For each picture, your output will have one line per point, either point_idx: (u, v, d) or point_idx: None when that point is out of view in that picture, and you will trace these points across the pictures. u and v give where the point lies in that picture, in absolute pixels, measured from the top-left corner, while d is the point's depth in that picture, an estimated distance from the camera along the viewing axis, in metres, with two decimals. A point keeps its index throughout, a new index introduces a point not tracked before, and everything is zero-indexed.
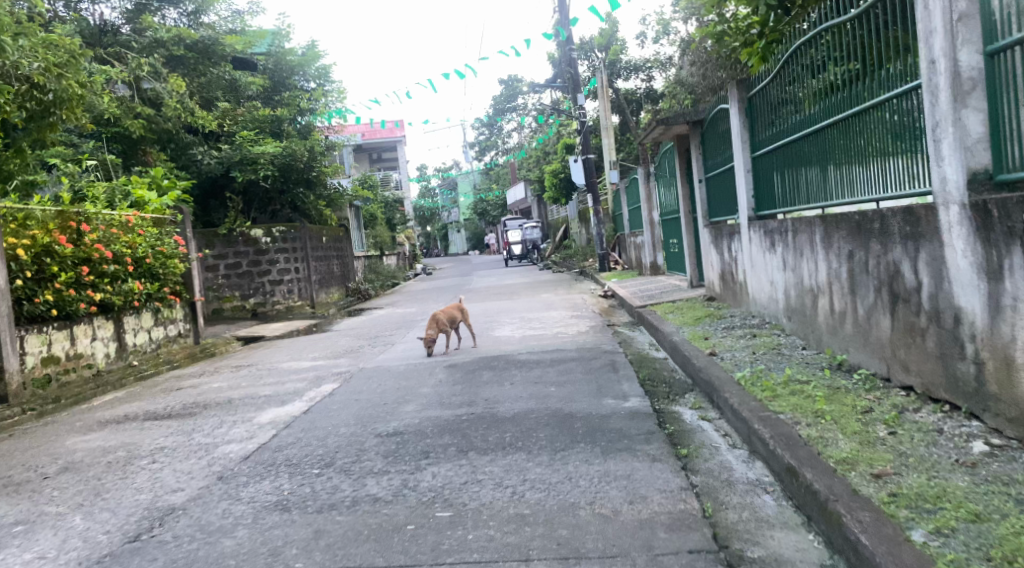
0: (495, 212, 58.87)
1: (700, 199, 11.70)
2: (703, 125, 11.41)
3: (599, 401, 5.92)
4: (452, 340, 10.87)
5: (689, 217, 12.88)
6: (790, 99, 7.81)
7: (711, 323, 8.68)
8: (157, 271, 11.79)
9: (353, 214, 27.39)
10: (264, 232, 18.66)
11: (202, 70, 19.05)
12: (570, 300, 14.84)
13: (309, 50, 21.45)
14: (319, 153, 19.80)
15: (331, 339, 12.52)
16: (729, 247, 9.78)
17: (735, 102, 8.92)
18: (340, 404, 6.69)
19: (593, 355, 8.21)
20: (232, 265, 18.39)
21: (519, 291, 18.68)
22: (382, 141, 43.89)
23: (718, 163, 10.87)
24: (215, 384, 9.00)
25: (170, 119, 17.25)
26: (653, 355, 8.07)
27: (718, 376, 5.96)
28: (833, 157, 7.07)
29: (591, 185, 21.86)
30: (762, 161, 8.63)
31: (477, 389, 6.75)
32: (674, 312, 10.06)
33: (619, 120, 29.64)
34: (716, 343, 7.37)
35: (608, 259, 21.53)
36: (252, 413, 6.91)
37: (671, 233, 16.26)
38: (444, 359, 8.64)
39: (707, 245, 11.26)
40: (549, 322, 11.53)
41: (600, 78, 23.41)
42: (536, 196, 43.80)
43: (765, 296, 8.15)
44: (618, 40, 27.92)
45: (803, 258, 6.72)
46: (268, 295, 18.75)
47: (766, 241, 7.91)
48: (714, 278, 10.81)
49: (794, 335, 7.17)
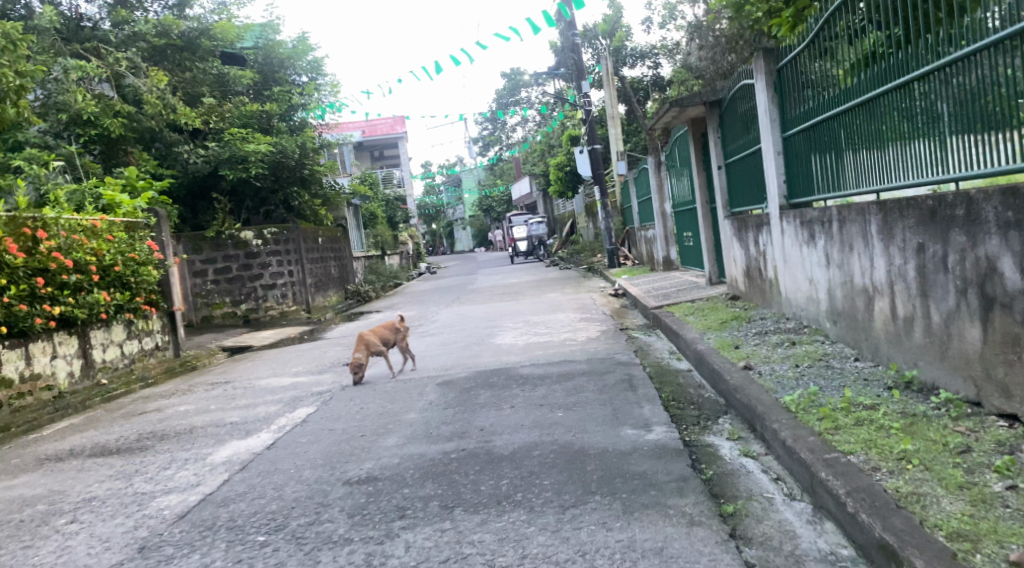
0: (500, 209, 57.77)
1: (720, 188, 10.66)
2: (722, 107, 10.37)
3: (617, 432, 4.90)
4: (449, 347, 9.83)
5: (706, 208, 11.84)
6: (823, 71, 6.74)
7: (739, 328, 7.64)
8: (128, 279, 10.71)
9: (351, 213, 26.44)
10: (255, 234, 17.68)
11: (187, 65, 18.03)
12: (578, 300, 13.84)
13: (301, 41, 20.33)
14: (310, 148, 18.79)
15: (320, 350, 11.48)
16: (755, 240, 8.74)
17: (759, 77, 7.86)
18: (311, 437, 5.69)
19: (606, 367, 7.19)
20: (222, 269, 17.34)
21: (525, 290, 17.67)
22: (382, 138, 42.88)
23: (742, 148, 9.83)
24: (182, 407, 7.95)
25: (153, 117, 16.14)
26: (674, 367, 7.04)
27: (760, 399, 4.94)
28: (874, 137, 6.01)
29: (599, 177, 20.83)
30: (792, 144, 7.55)
31: (471, 415, 5.74)
32: (694, 314, 9.03)
33: (625, 110, 28.62)
34: (749, 354, 6.34)
35: (616, 254, 20.53)
36: (209, 447, 5.90)
37: (685, 225, 15.21)
38: (438, 374, 7.63)
39: (729, 238, 10.21)
40: (556, 326, 10.52)
41: (606, 65, 22.36)
42: (541, 191, 42.80)
43: (802, 296, 7.10)
44: (623, 26, 26.91)
45: (853, 252, 5.69)
46: (260, 301, 17.75)
47: (802, 233, 6.87)
48: (738, 274, 9.77)
49: (841, 344, 6.14)
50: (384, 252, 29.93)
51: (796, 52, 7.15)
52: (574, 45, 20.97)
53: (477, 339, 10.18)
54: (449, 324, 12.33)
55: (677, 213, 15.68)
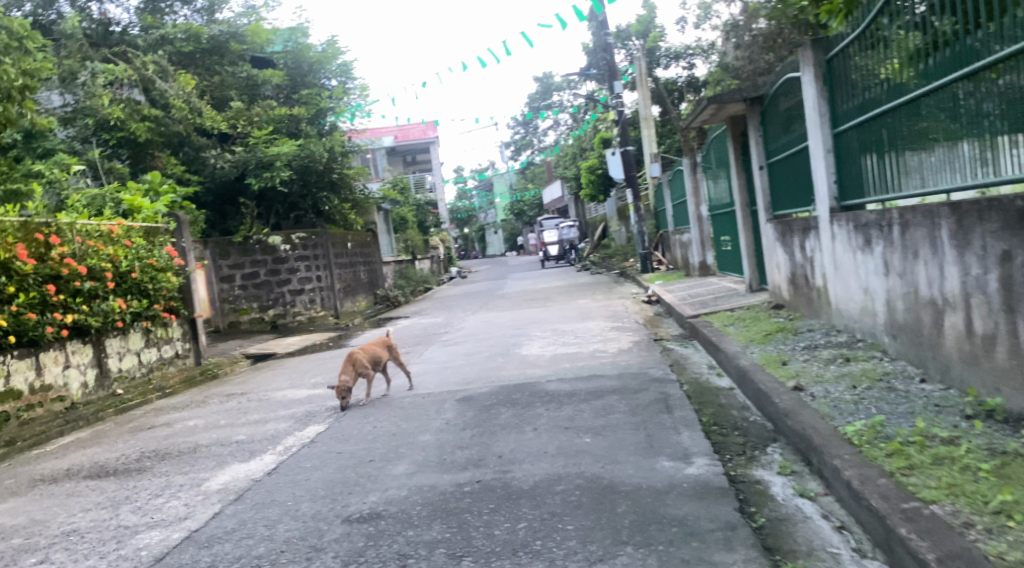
0: (533, 213, 57.15)
1: (761, 189, 10.02)
2: (764, 103, 9.73)
3: (652, 463, 4.35)
4: (473, 358, 9.31)
5: (746, 211, 11.20)
6: (875, 61, 6.12)
7: (784, 342, 7.03)
8: (145, 286, 10.29)
9: (381, 216, 26.05)
10: (283, 239, 17.32)
11: (215, 69, 17.78)
12: (611, 307, 13.26)
13: (329, 45, 19.82)
14: (338, 152, 18.38)
15: (342, 358, 11.01)
16: (802, 245, 8.11)
17: (806, 70, 7.23)
18: (316, 461, 5.20)
19: (640, 383, 6.62)
20: (250, 274, 17.02)
21: (557, 296, 17.12)
22: (414, 142, 42.57)
23: (785, 145, 9.19)
24: (192, 421, 7.50)
25: (179, 121, 15.65)
26: (715, 386, 6.45)
27: (815, 426, 4.37)
28: (935, 134, 5.39)
29: (634, 180, 20.20)
30: (842, 141, 6.92)
31: (490, 439, 5.21)
32: (735, 325, 8.43)
33: (660, 111, 27.90)
34: (799, 373, 5.74)
35: (651, 258, 19.88)
36: (210, 468, 5.43)
37: (723, 229, 14.55)
38: (458, 390, 7.11)
39: (771, 243, 9.58)
40: (586, 336, 9.95)
41: (639, 66, 21.71)
42: (574, 194, 42.13)
43: (856, 307, 6.48)
44: (657, 26, 26.23)
45: (918, 260, 5.07)
46: (288, 306, 17.44)
47: (857, 237, 6.25)
48: (782, 282, 9.13)
49: (902, 362, 5.52)
50: (415, 257, 29.52)
51: (848, 41, 6.51)
52: (608, 44, 20.34)
53: (504, 350, 9.64)
54: (476, 333, 11.80)
55: (715, 216, 15.02)
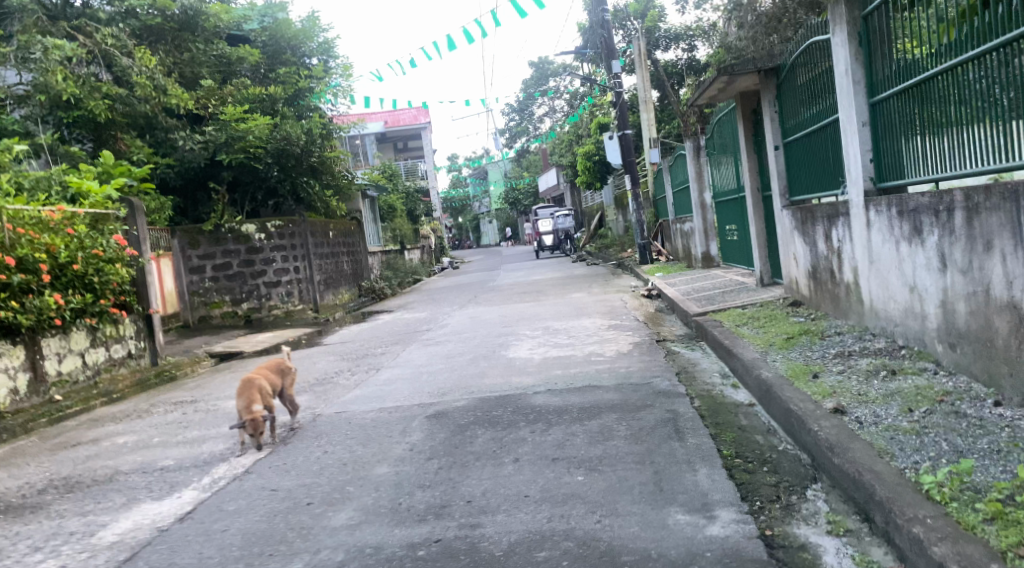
0: (527, 202, 56.10)
1: (776, 172, 8.98)
2: (781, 75, 8.68)
3: (663, 519, 3.37)
4: (454, 361, 8.31)
5: (756, 197, 10.20)
6: (923, 16, 5.14)
7: (812, 348, 6.02)
8: (90, 279, 9.26)
9: (366, 204, 24.97)
10: (258, 228, 16.35)
11: (185, 46, 16.62)
12: (608, 301, 12.29)
13: (309, 21, 18.85)
14: (318, 135, 17.34)
15: (312, 358, 9.99)
16: (826, 233, 7.12)
17: (837, 31, 6.20)
18: (246, 501, 4.20)
19: (644, 397, 5.63)
20: (221, 265, 15.99)
21: (550, 289, 16.14)
22: (405, 129, 41.41)
23: (806, 121, 8.15)
24: (123, 437, 6.46)
25: (145, 102, 14.73)
26: (732, 402, 5.44)
27: (874, 467, 3.39)
28: (1006, 101, 4.43)
29: (632, 166, 19.18)
30: (881, 113, 5.90)
31: (461, 474, 4.23)
32: (750, 326, 7.43)
33: (658, 96, 26.87)
34: (836, 390, 4.74)
35: (649, 249, 18.89)
36: (117, 506, 4.41)
37: (729, 218, 13.54)
38: (431, 404, 6.11)
39: (787, 233, 8.59)
40: (581, 336, 8.94)
41: (638, 45, 20.67)
42: (569, 182, 41.09)
43: (900, 308, 5.49)
44: (657, 6, 25.25)
45: (993, 254, 4.09)
46: (263, 300, 16.42)
47: (902, 225, 5.25)
48: (801, 277, 8.15)
49: (963, 377, 4.54)
50: (405, 246, 28.45)
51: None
52: (604, 21, 19.28)
53: (489, 352, 8.61)
54: (461, 331, 10.77)
55: (720, 204, 14.01)
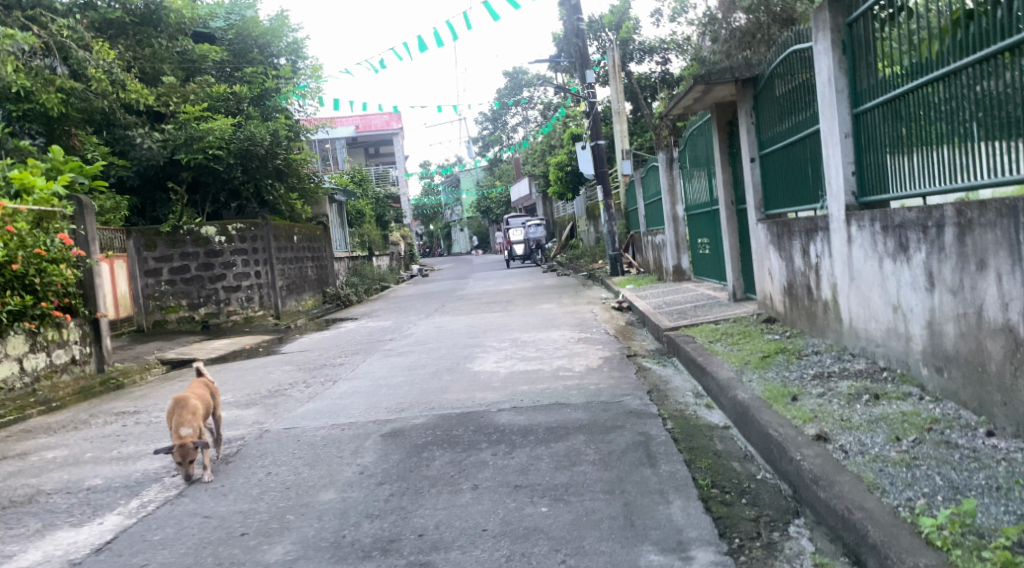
0: (499, 211, 55.77)
1: (751, 185, 8.75)
2: (759, 85, 8.45)
3: (633, 560, 3.05)
4: (415, 374, 7.93)
5: (731, 210, 9.96)
6: (909, 25, 4.91)
7: (789, 368, 5.75)
8: (31, 280, 8.75)
9: (334, 209, 24.47)
10: (218, 230, 15.85)
11: (147, 41, 16.05)
12: (577, 313, 12.00)
13: (277, 19, 18.38)
14: (283, 137, 16.88)
15: (267, 367, 9.55)
16: (803, 248, 6.89)
17: (820, 39, 5.96)
18: (175, 530, 3.80)
19: (614, 418, 5.33)
20: (178, 269, 15.42)
21: (519, 299, 15.82)
22: (376, 134, 40.96)
23: (784, 133, 7.92)
24: (53, 451, 5.99)
25: (102, 98, 14.24)
26: (707, 425, 5.14)
27: (865, 503, 3.11)
28: (999, 114, 4.20)
29: (604, 177, 18.95)
30: (862, 126, 5.68)
31: (415, 502, 3.88)
32: (724, 343, 7.17)
33: (631, 108, 26.77)
34: (818, 415, 4.46)
35: (621, 261, 18.68)
36: (29, 532, 3.98)
37: (701, 232, 13.31)
38: (388, 422, 5.74)
39: (762, 247, 8.36)
40: (548, 350, 8.62)
41: (612, 57, 20.52)
42: (540, 192, 40.89)
43: (881, 328, 5.25)
44: (631, 18, 25.19)
45: (986, 274, 3.85)
46: (221, 305, 15.92)
47: (886, 241, 5.01)
48: (776, 293, 7.91)
49: (951, 403, 4.29)
50: (372, 252, 27.94)
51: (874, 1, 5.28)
52: (579, 30, 19.07)
53: (452, 365, 8.24)
54: (424, 341, 10.38)
55: (692, 217, 13.80)
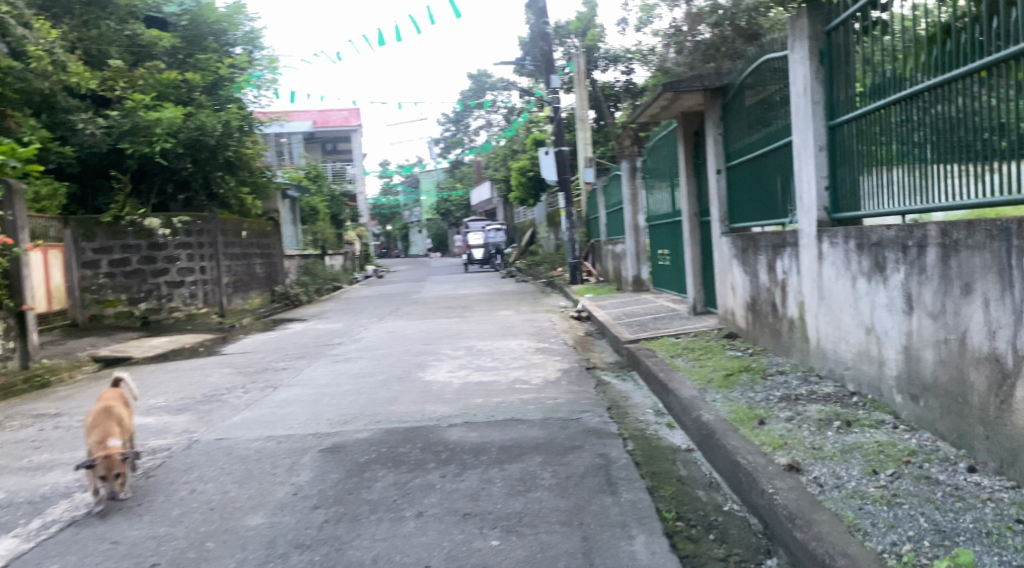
0: (458, 214, 55.23)
1: (716, 197, 8.52)
2: (729, 95, 8.23)
3: None
4: (362, 382, 7.52)
5: (693, 222, 9.75)
6: (893, 33, 4.64)
7: (754, 388, 5.50)
8: None
9: (288, 205, 23.83)
10: (162, 222, 15.17)
11: (93, 22, 15.39)
12: (535, 321, 11.68)
13: (234, 5, 17.62)
14: (235, 129, 16.24)
15: (206, 369, 9.04)
16: (769, 263, 6.67)
17: (796, 47, 5.74)
18: (78, 558, 3.38)
19: (571, 437, 5.02)
20: (119, 261, 14.73)
21: (475, 305, 15.44)
22: (335, 131, 40.19)
23: (753, 145, 7.70)
24: None
25: (42, 79, 13.44)
26: (669, 447, 4.86)
27: (846, 548, 2.84)
28: (993, 132, 3.88)
29: (565, 184, 18.72)
30: (836, 139, 5.46)
31: (352, 531, 3.53)
32: (685, 358, 6.92)
33: (594, 116, 26.58)
34: (788, 441, 4.20)
35: (579, 269, 18.43)
36: None
37: (661, 243, 13.13)
38: (329, 435, 5.34)
39: (726, 261, 8.14)
40: (503, 360, 8.28)
41: (577, 63, 20.28)
42: (500, 196, 40.59)
43: (852, 350, 5.03)
44: (597, 25, 25.01)
45: (971, 298, 3.63)
46: (163, 300, 15.26)
47: (861, 259, 4.79)
48: (739, 308, 7.70)
49: (926, 433, 4.07)
50: (327, 251, 27.32)
51: (854, 10, 5.06)
52: (545, 34, 18.83)
53: (403, 373, 7.84)
54: (375, 346, 9.97)
55: (653, 228, 13.61)
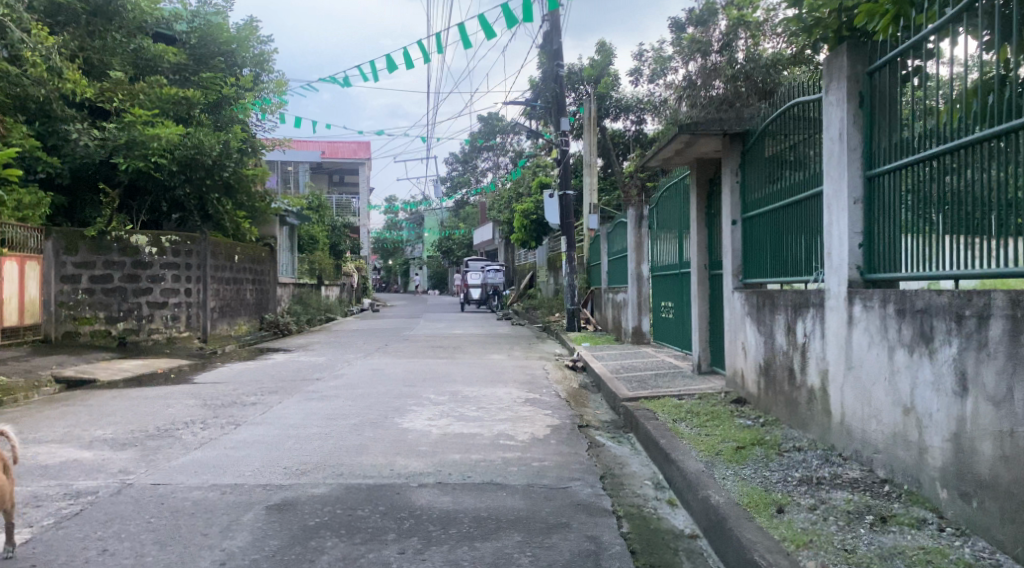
0: (460, 253, 54.72)
1: (730, 249, 7.91)
2: (749, 141, 7.66)
3: None
4: (330, 426, 6.83)
5: (702, 274, 9.14)
6: (941, 85, 4.24)
7: (768, 466, 4.85)
8: None
9: (284, 232, 23.29)
10: (150, 240, 14.65)
11: (99, 32, 14.89)
12: (528, 369, 11.02)
13: (245, 26, 17.34)
14: (235, 150, 15.74)
15: (169, 399, 8.36)
16: (788, 323, 6.05)
17: (832, 88, 5.16)
18: None
19: (556, 511, 4.35)
20: (100, 277, 14.15)
21: (467, 346, 14.78)
22: (342, 162, 39.95)
23: (774, 196, 7.10)
24: None
25: (38, 86, 12.93)
26: (670, 532, 4.19)
27: None
28: (1002, 208, 3.73)
29: (568, 228, 18.18)
30: (873, 192, 4.88)
31: None
32: (690, 424, 6.26)
33: (602, 163, 26.27)
34: (814, 539, 3.54)
35: (578, 316, 17.81)
36: None
37: (665, 295, 12.51)
38: (280, 490, 4.68)
39: (738, 319, 7.51)
40: (488, 410, 7.62)
41: (589, 108, 19.96)
42: (503, 238, 40.14)
43: (884, 432, 4.38)
44: (611, 73, 24.84)
45: None
46: (143, 321, 14.64)
47: (901, 327, 4.17)
48: (750, 370, 7.05)
49: (981, 542, 3.43)
50: (322, 282, 26.72)
51: (900, 49, 4.52)
52: (557, 76, 18.49)
53: (378, 419, 7.17)
54: (354, 385, 9.29)
55: (657, 279, 13.02)
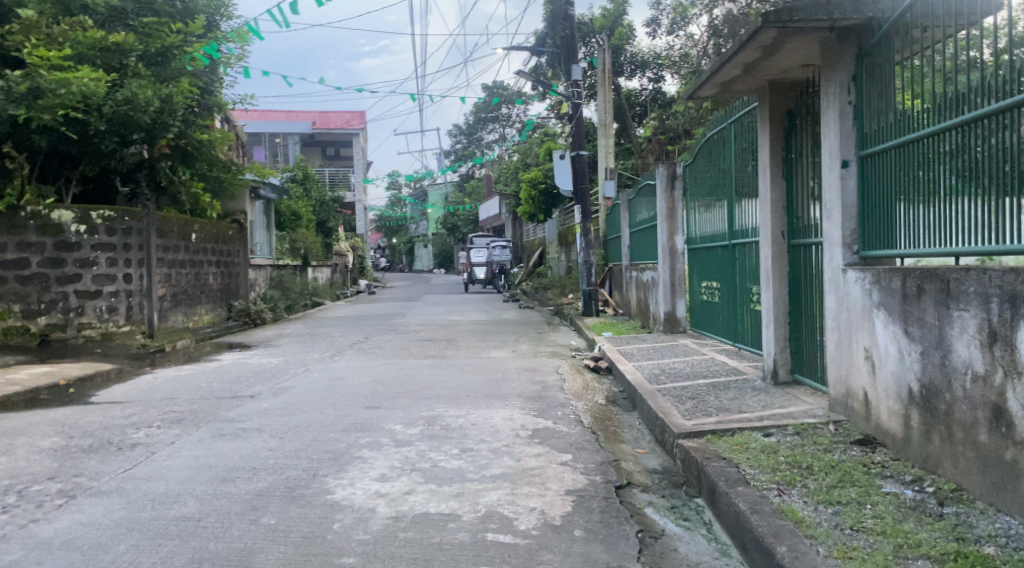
0: (466, 229, 51.76)
1: (834, 207, 5.28)
2: (864, 44, 4.99)
3: None
4: (216, 496, 4.27)
5: (778, 246, 6.50)
6: None
7: None
8: None
9: (260, 207, 20.60)
10: (78, 216, 12.09)
11: None
12: (535, 374, 8.41)
13: None
14: (180, 105, 12.93)
15: (15, 437, 5.79)
16: (991, 324, 3.44)
17: None
18: None
19: None
20: (14, 262, 11.66)
21: (463, 339, 12.18)
22: (335, 133, 37.09)
23: (919, 118, 4.40)
24: None
25: None
26: None
27: None
28: None
29: (582, 195, 15.47)
30: None
31: None
32: (814, 501, 3.67)
33: (617, 127, 23.48)
34: None
35: (595, 298, 15.14)
36: None
37: (709, 273, 9.86)
38: None
39: (856, 314, 4.88)
40: (472, 455, 5.02)
41: (604, 57, 17.17)
42: (510, 211, 37.30)
43: None
44: (626, 24, 21.99)
45: None
46: (70, 314, 12.08)
47: None
48: (887, 397, 4.45)
49: None
50: (308, 262, 24.10)
51: None
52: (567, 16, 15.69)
53: (303, 478, 4.61)
54: (295, 407, 6.70)
55: (696, 254, 10.39)
